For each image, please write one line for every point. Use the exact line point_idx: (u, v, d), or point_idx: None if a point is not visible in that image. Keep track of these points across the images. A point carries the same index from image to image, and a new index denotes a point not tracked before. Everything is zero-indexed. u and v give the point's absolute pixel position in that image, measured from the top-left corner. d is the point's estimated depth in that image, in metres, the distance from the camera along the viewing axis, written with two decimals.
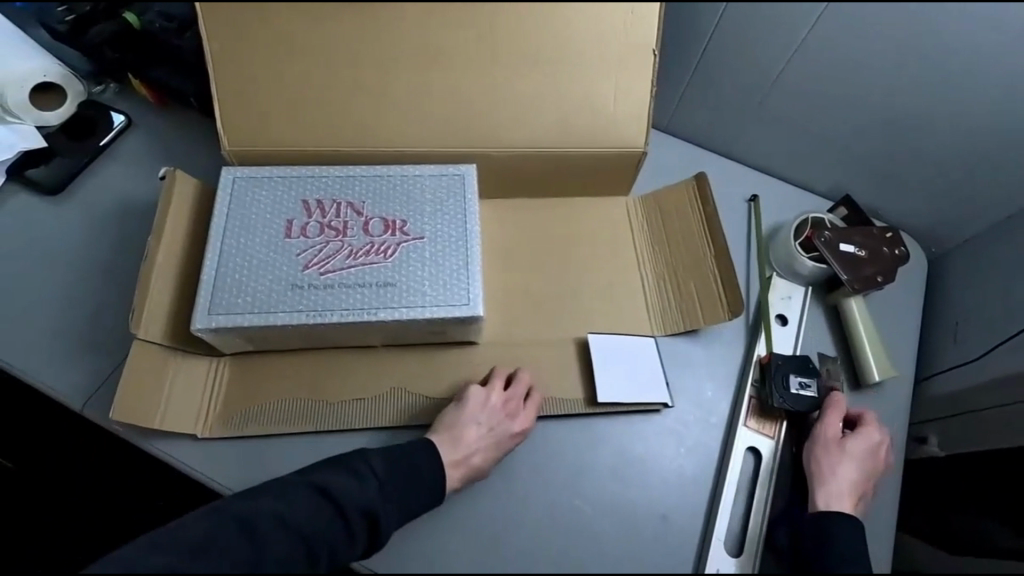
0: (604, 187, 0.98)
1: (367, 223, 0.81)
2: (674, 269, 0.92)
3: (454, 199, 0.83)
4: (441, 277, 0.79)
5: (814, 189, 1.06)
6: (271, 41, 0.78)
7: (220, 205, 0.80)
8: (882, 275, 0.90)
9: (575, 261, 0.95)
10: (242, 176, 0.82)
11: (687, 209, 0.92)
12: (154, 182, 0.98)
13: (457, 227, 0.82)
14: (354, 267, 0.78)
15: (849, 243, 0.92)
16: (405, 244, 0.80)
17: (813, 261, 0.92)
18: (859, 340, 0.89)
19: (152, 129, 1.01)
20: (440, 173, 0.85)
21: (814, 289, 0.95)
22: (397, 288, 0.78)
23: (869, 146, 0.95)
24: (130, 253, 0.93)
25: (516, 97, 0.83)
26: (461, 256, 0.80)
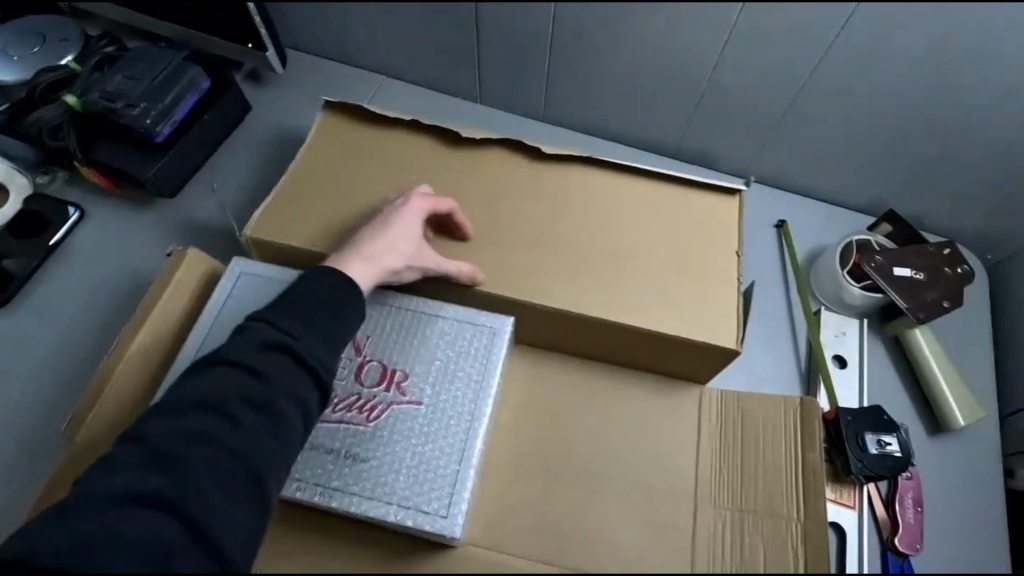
0: (676, 370, 0.77)
1: (361, 367, 0.69)
2: (742, 506, 0.69)
3: (473, 362, 0.70)
4: (423, 470, 0.63)
5: (849, 203, 0.95)
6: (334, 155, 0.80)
7: (216, 298, 0.72)
8: (947, 299, 0.79)
9: (630, 451, 0.74)
10: (250, 271, 0.73)
11: (778, 433, 0.72)
12: (113, 278, 0.87)
13: (467, 394, 0.68)
14: (324, 426, 0.65)
15: (904, 266, 0.81)
16: (396, 405, 0.67)
17: (864, 290, 0.81)
18: (932, 377, 0.78)
19: (109, 217, 0.91)
20: (464, 324, 0.72)
21: (870, 320, 0.84)
22: (368, 467, 0.63)
23: (906, 154, 0.84)
24: (89, 363, 0.81)
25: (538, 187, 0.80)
26: (455, 451, 0.65)
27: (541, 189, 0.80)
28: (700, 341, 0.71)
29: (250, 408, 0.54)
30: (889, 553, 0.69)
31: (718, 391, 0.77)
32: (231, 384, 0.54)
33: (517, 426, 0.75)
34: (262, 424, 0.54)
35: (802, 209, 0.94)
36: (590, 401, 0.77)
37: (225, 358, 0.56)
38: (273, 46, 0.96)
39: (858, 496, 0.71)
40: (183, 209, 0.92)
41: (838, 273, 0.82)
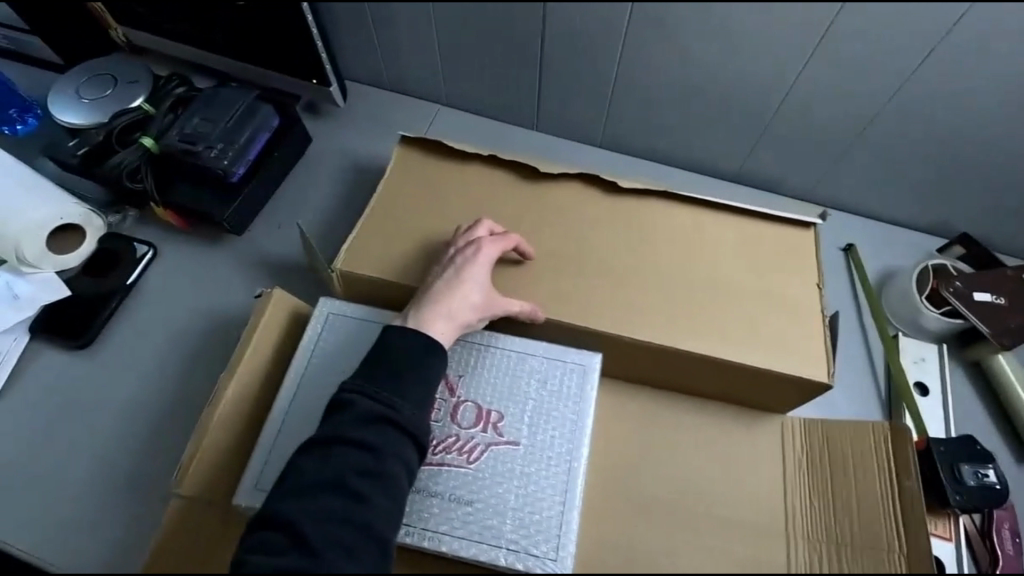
0: (763, 400, 0.77)
1: (457, 407, 0.69)
2: (838, 540, 0.69)
3: (566, 402, 0.70)
4: (528, 511, 0.64)
5: (917, 226, 0.94)
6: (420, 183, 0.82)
7: (310, 336, 0.76)
8: None
9: (720, 485, 0.75)
10: (337, 311, 0.77)
11: (869, 462, 0.71)
12: (190, 317, 0.88)
13: (562, 433, 0.68)
14: (426, 468, 0.66)
15: (984, 291, 0.80)
16: (494, 446, 0.67)
17: (943, 315, 0.81)
18: (1019, 404, 0.77)
19: (182, 257, 0.92)
20: (554, 362, 0.72)
21: (947, 346, 0.83)
22: (473, 510, 0.64)
23: (982, 179, 0.84)
24: (173, 405, 0.82)
25: (622, 217, 0.81)
26: (557, 493, 0.65)
27: (618, 223, 0.80)
28: (791, 375, 0.71)
29: (360, 476, 0.56)
30: None
31: (802, 419, 0.78)
32: (338, 462, 0.56)
33: (603, 462, 0.75)
34: (376, 498, 0.56)
35: (870, 234, 0.93)
36: (674, 436, 0.77)
37: (327, 437, 0.58)
38: (335, 80, 0.97)
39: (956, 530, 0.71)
40: (253, 247, 0.93)
41: (915, 299, 0.82)
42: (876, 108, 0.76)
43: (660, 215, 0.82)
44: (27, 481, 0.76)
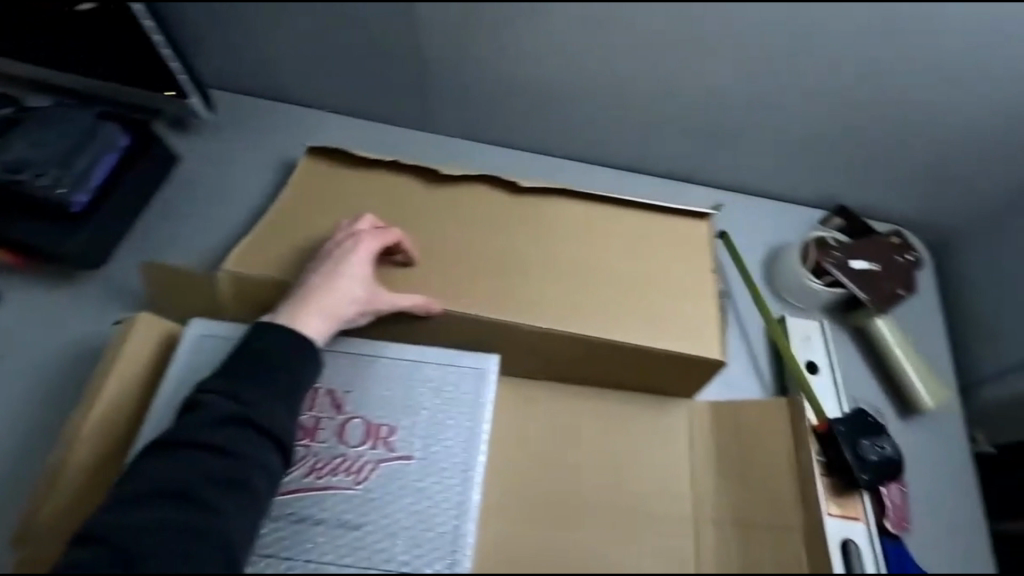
0: (666, 385, 0.76)
1: (344, 424, 0.63)
2: (745, 521, 0.69)
3: (462, 409, 0.65)
4: (421, 529, 0.59)
5: (804, 201, 0.97)
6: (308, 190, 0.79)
7: (177, 363, 0.67)
8: (901, 286, 0.83)
9: (632, 473, 0.73)
10: (209, 334, 0.68)
11: (773, 438, 0.71)
12: (40, 362, 0.78)
13: (458, 443, 0.63)
14: (310, 494, 0.60)
15: (860, 259, 0.84)
16: (384, 463, 0.62)
17: (826, 286, 0.84)
18: (901, 365, 0.81)
19: (28, 299, 0.81)
20: (448, 368, 0.67)
21: (833, 315, 0.86)
22: (364, 534, 0.58)
23: (861, 151, 0.86)
24: (23, 463, 0.72)
25: (515, 214, 0.79)
26: (451, 506, 0.60)
27: (507, 221, 0.78)
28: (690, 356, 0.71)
29: (209, 484, 0.51)
30: (884, 536, 0.72)
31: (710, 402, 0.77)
32: (187, 466, 0.52)
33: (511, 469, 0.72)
34: (226, 503, 0.51)
35: (762, 210, 0.96)
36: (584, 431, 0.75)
37: (176, 441, 0.53)
38: (195, 91, 0.89)
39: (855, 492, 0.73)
40: (113, 280, 0.83)
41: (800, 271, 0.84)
42: (750, 92, 0.76)
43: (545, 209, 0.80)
44: None
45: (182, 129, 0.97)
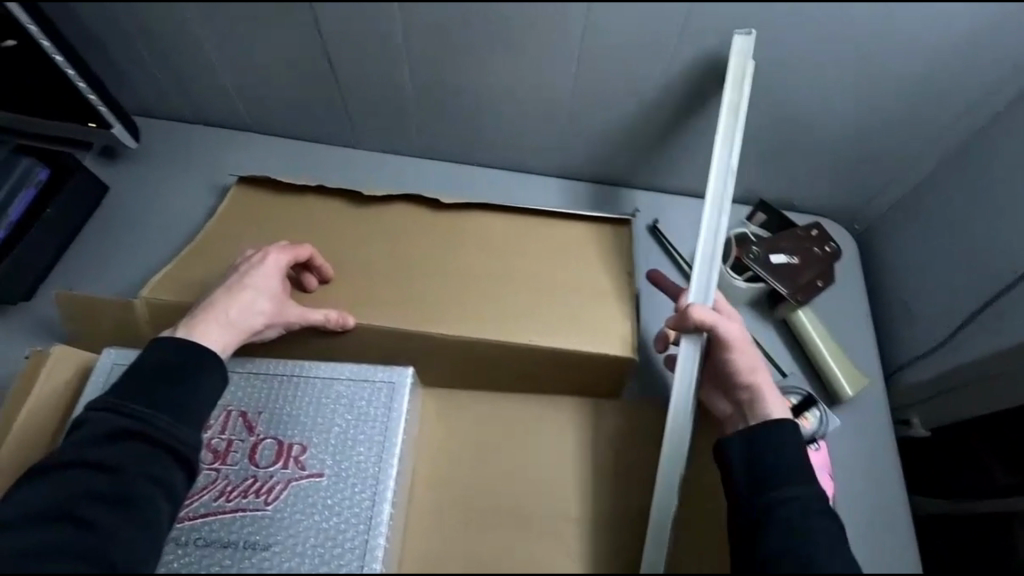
0: (593, 386, 0.78)
1: (256, 446, 0.65)
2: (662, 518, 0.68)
3: (373, 424, 0.67)
4: (328, 545, 0.61)
5: None
6: (240, 216, 0.81)
7: (88, 393, 0.67)
8: (821, 278, 0.84)
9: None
10: (121, 362, 0.68)
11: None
12: None
13: (369, 457, 0.65)
14: (220, 517, 0.62)
15: (779, 253, 0.85)
16: (295, 482, 0.64)
17: (746, 282, 0.86)
18: (821, 354, 0.81)
19: None
20: (360, 384, 0.68)
21: (758, 309, 0.88)
22: (271, 555, 0.60)
23: (783, 148, 0.85)
24: None
25: (436, 225, 0.81)
26: (361, 520, 0.63)
27: (427, 230, 0.80)
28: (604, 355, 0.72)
29: (100, 502, 0.52)
30: None
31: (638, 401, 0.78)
32: (78, 485, 0.53)
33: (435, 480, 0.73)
34: (114, 517, 0.52)
35: (686, 210, 0.99)
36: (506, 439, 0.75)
37: (66, 461, 0.54)
38: (116, 120, 0.90)
39: None
40: (41, 312, 0.83)
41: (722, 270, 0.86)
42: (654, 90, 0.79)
43: (466, 220, 0.82)
44: None
45: (112, 158, 0.97)
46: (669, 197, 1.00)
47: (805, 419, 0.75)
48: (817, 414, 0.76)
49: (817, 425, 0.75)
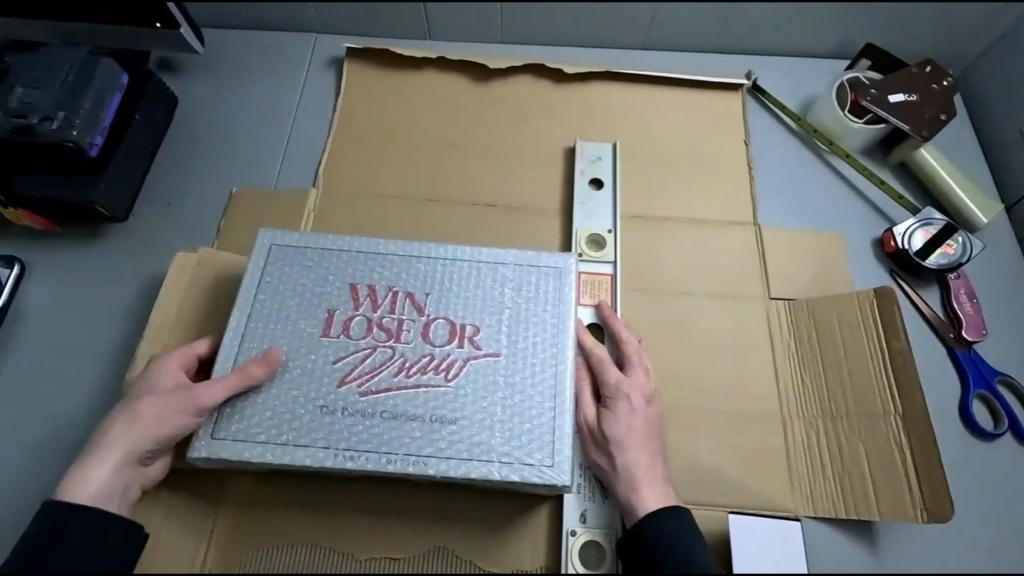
0: (724, 237, 0.81)
1: (428, 325, 0.62)
2: (834, 413, 0.68)
3: (544, 306, 0.63)
4: (517, 423, 0.58)
5: (821, 52, 0.95)
6: (358, 133, 0.87)
7: (250, 279, 0.64)
8: (943, 112, 0.82)
9: (712, 359, 0.73)
10: (281, 242, 0.66)
11: (861, 331, 0.70)
12: (86, 315, 0.76)
13: (544, 339, 0.62)
14: (404, 392, 0.59)
15: (896, 92, 0.83)
16: (472, 360, 0.61)
17: (866, 124, 0.84)
18: (947, 184, 0.81)
19: (57, 263, 0.78)
20: (527, 269, 0.65)
21: (873, 154, 0.87)
22: (460, 429, 0.57)
23: None
24: (93, 406, 0.70)
25: (545, 115, 0.89)
26: (545, 399, 0.59)
27: (538, 120, 0.89)
28: (727, 211, 0.83)
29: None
30: (956, 349, 0.74)
31: (785, 302, 0.77)
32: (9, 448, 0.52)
33: None
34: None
35: (779, 66, 0.94)
36: (654, 314, 0.75)
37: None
38: (183, 18, 0.82)
39: (957, 324, 0.74)
40: (144, 234, 0.80)
41: (840, 115, 0.85)
42: None
43: (584, 109, 0.89)
44: None
45: (176, 72, 0.91)
46: (759, 57, 0.96)
47: (948, 246, 0.77)
48: (960, 240, 0.77)
49: (963, 251, 0.76)
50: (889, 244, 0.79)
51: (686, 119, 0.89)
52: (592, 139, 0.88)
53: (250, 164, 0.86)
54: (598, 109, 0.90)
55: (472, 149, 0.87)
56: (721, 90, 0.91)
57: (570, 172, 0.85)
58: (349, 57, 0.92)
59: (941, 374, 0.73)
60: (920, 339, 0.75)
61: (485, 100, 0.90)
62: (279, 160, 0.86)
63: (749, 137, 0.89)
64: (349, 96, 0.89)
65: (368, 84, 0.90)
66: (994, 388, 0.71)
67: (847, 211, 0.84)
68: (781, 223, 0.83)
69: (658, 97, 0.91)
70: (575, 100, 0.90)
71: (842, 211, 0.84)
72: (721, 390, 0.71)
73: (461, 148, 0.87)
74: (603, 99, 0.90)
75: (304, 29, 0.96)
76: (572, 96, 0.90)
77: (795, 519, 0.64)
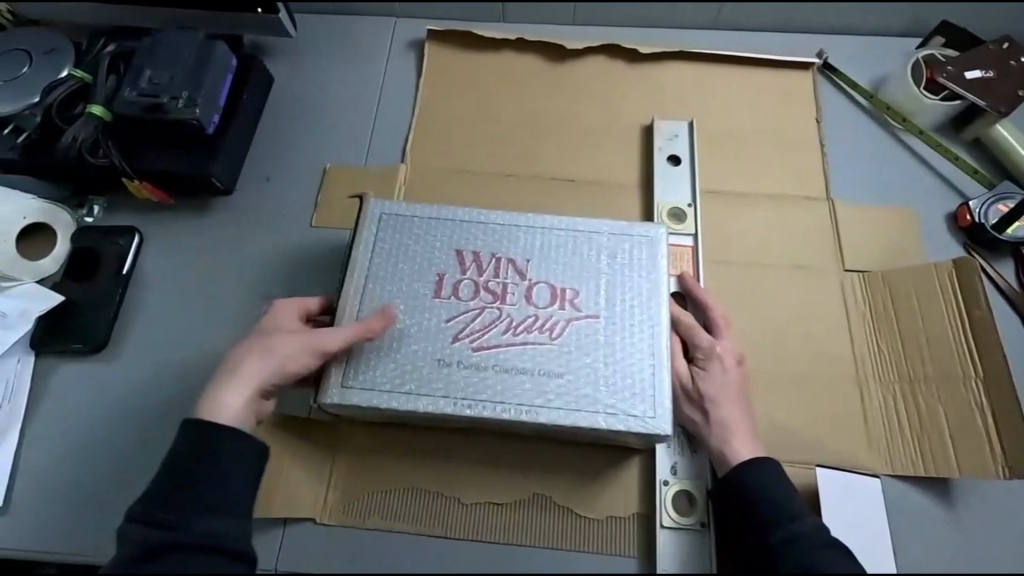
0: (798, 212, 0.84)
1: (530, 288, 0.67)
2: (911, 377, 0.72)
3: (639, 272, 0.67)
4: (619, 377, 0.62)
5: (892, 30, 0.96)
6: (440, 113, 0.92)
7: (365, 244, 0.69)
8: (1021, 88, 0.83)
9: (791, 326, 0.76)
10: (390, 210, 0.70)
11: (937, 300, 0.73)
12: (200, 282, 0.82)
13: (641, 302, 0.66)
14: (512, 348, 0.64)
15: (973, 69, 0.84)
16: (574, 321, 0.65)
17: (940, 100, 0.86)
18: (1021, 159, 0.83)
19: (171, 235, 0.85)
20: (621, 237, 0.69)
21: (946, 130, 0.89)
22: (566, 382, 0.62)
23: None
24: (213, 365, 0.77)
25: (618, 94, 0.92)
26: (644, 357, 0.63)
27: (611, 99, 0.92)
28: (799, 186, 0.86)
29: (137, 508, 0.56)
30: None
31: (860, 273, 0.79)
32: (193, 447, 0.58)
33: None
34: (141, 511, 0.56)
35: (849, 44, 0.96)
36: (731, 283, 0.79)
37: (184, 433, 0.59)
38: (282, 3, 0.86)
39: None
40: (248, 207, 0.86)
41: (914, 92, 0.86)
42: None
43: (656, 87, 0.92)
44: (82, 490, 0.71)
45: (267, 56, 0.97)
46: (829, 35, 0.97)
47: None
48: None
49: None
50: (965, 220, 0.81)
51: (756, 98, 0.92)
52: (665, 116, 0.91)
53: (340, 143, 0.91)
54: (670, 88, 0.92)
55: (550, 126, 0.90)
56: (792, 68, 0.93)
57: (644, 149, 0.88)
58: (428, 40, 0.96)
59: (1016, 343, 0.75)
60: (995, 310, 0.77)
61: (560, 80, 0.93)
62: (368, 138, 0.91)
63: (821, 115, 0.91)
64: (430, 77, 0.94)
65: (448, 65, 0.95)
66: None
67: (920, 187, 0.86)
68: (853, 199, 0.86)
69: (728, 75, 0.93)
70: (648, 79, 0.93)
71: (915, 187, 0.86)
72: (799, 356, 0.75)
73: (539, 126, 0.90)
74: (675, 78, 0.93)
75: (384, 12, 1.00)
76: (644, 76, 0.93)
77: (874, 475, 0.68)
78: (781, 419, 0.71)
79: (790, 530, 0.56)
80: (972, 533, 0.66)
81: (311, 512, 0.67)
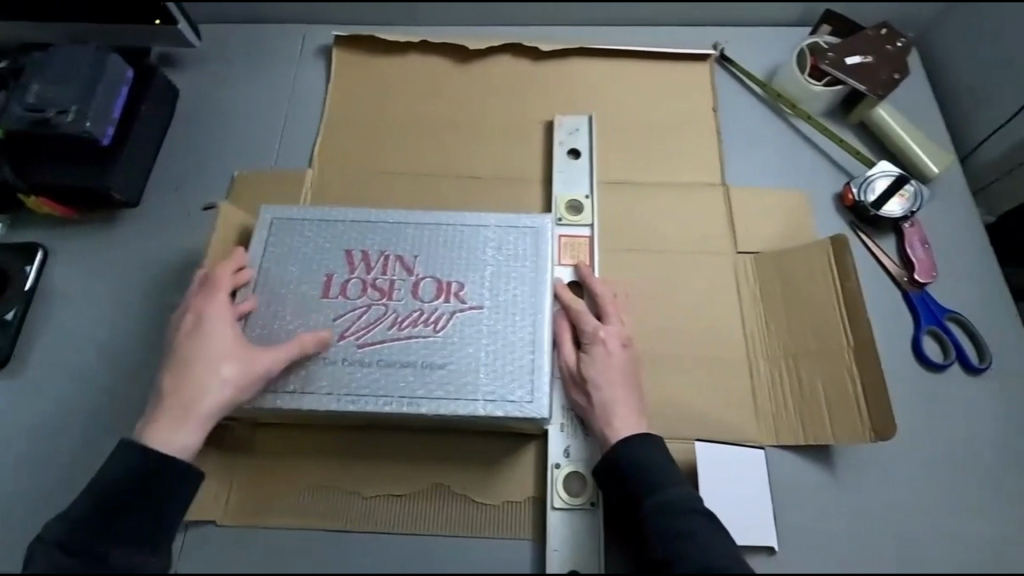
0: (694, 199, 0.87)
1: (418, 283, 0.68)
2: (794, 351, 0.75)
3: (524, 263, 0.69)
4: (500, 365, 0.64)
5: (785, 21, 1.00)
6: (347, 116, 0.93)
7: (255, 249, 0.70)
8: (897, 71, 0.87)
9: (684, 308, 0.79)
10: (281, 214, 0.72)
11: (818, 277, 0.76)
12: (106, 295, 0.82)
13: (524, 292, 0.68)
14: (397, 342, 0.65)
15: (853, 55, 0.88)
16: (459, 313, 0.67)
17: (825, 86, 0.90)
18: (901, 139, 0.87)
19: (76, 249, 0.85)
20: (508, 230, 0.71)
21: (833, 115, 0.92)
22: (449, 372, 0.64)
23: None
24: (117, 376, 0.77)
25: (522, 92, 0.94)
26: (525, 344, 0.65)
27: (515, 96, 0.94)
28: (696, 174, 0.89)
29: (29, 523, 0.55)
30: (910, 292, 0.80)
31: (751, 255, 0.82)
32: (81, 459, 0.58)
33: None
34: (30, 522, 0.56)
35: (745, 35, 0.99)
36: (628, 270, 0.82)
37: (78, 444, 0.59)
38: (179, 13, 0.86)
39: (913, 270, 0.80)
40: (154, 218, 0.86)
41: (800, 79, 0.90)
42: None
43: (559, 84, 0.95)
44: None
45: (175, 67, 0.97)
46: (726, 27, 1.00)
47: (901, 196, 0.83)
48: (912, 190, 0.83)
49: (914, 200, 0.82)
50: (848, 199, 0.84)
51: (655, 90, 0.95)
52: (567, 111, 0.93)
53: (248, 150, 0.92)
54: (572, 84, 0.95)
55: (454, 126, 0.92)
56: (690, 60, 0.96)
57: (547, 144, 0.91)
58: (336, 45, 0.98)
59: (895, 314, 0.79)
60: (876, 284, 0.81)
61: (465, 80, 0.95)
62: (276, 144, 0.92)
63: (717, 104, 0.94)
64: (337, 82, 0.95)
65: (355, 70, 0.96)
66: (944, 328, 0.77)
67: (810, 170, 0.89)
68: (746, 184, 0.89)
69: (628, 69, 0.96)
70: (550, 76, 0.95)
71: (805, 170, 0.89)
72: (691, 338, 0.77)
73: (444, 126, 0.92)
74: (577, 73, 0.96)
75: (293, 20, 1.01)
76: (547, 73, 0.96)
77: (758, 447, 0.71)
78: (672, 398, 0.74)
79: (659, 501, 0.58)
80: (849, 497, 0.70)
81: (212, 515, 0.68)
